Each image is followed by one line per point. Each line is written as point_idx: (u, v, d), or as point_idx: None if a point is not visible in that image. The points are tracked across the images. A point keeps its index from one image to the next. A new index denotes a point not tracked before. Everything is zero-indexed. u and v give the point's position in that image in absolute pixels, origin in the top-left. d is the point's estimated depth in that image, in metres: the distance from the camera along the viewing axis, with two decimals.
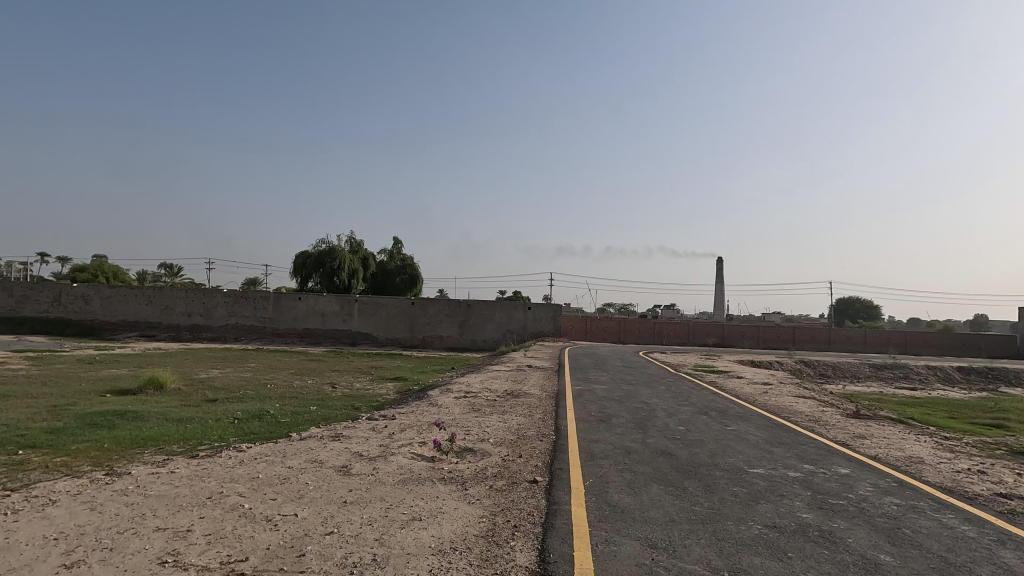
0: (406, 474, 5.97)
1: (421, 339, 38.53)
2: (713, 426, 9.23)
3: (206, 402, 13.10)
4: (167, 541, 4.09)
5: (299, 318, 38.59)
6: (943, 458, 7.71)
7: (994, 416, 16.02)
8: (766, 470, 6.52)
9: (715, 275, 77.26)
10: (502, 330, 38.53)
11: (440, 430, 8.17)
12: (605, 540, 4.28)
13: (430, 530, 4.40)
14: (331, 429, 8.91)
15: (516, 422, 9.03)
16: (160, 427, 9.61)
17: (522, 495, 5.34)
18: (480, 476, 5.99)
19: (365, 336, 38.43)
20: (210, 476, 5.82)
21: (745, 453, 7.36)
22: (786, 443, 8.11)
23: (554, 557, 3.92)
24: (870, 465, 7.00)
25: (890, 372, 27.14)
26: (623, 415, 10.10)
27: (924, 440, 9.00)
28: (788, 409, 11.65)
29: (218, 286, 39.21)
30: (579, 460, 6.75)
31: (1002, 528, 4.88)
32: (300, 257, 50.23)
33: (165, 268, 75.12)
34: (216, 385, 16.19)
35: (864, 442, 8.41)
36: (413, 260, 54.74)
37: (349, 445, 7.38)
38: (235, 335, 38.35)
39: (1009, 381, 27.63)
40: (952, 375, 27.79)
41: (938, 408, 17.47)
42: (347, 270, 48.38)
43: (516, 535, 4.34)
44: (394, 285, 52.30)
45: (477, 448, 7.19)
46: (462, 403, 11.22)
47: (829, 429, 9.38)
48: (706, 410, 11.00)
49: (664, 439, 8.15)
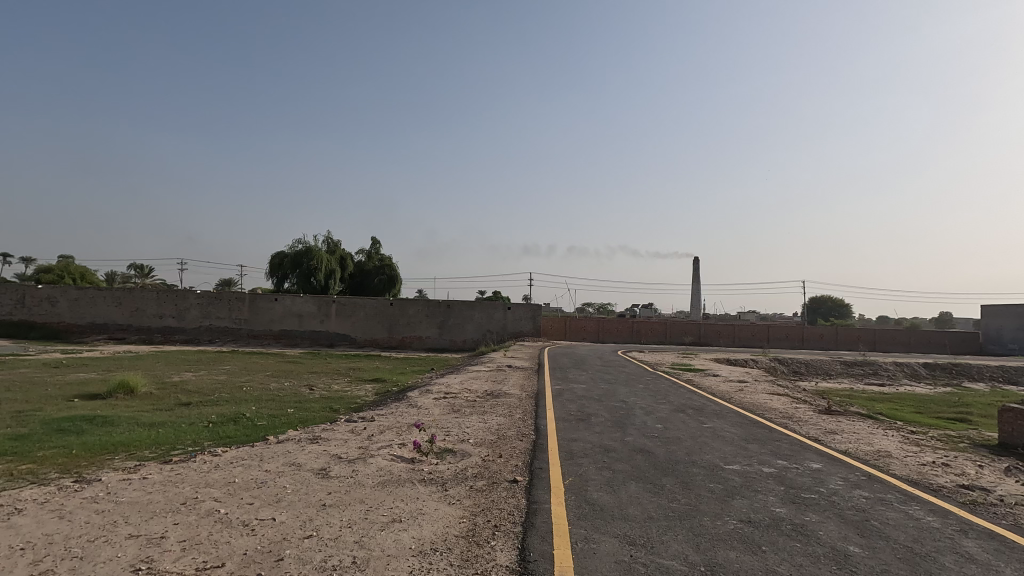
0: (386, 476, 5.95)
1: (400, 339, 38.28)
2: (689, 424, 9.37)
3: (179, 406, 12.83)
4: (140, 548, 4.02)
5: (275, 319, 37.97)
6: (909, 451, 7.98)
7: (957, 410, 16.67)
8: (741, 466, 6.65)
9: (691, 275, 78.47)
10: (481, 330, 38.48)
11: (420, 431, 8.16)
12: (585, 538, 4.32)
13: (411, 531, 4.40)
14: (308, 431, 8.85)
15: (496, 422, 9.08)
16: (131, 432, 9.37)
17: (502, 494, 5.37)
18: (461, 476, 6.00)
19: (342, 337, 38.04)
20: (184, 481, 5.70)
21: (721, 449, 7.51)
22: (760, 440, 8.28)
23: (534, 556, 3.96)
24: (841, 460, 7.20)
25: (860, 369, 27.93)
26: (601, 414, 10.18)
27: (892, 435, 9.29)
28: (764, 406, 11.88)
29: (191, 287, 38.36)
30: (559, 459, 6.78)
31: (965, 519, 5.06)
32: (277, 258, 49.49)
33: (136, 268, 73.31)
34: (189, 389, 15.85)
35: (835, 438, 8.66)
36: (392, 260, 54.24)
37: (327, 447, 7.33)
38: (208, 337, 37.59)
39: (972, 376, 28.70)
40: (918, 371, 28.69)
41: (905, 404, 18.06)
42: (325, 270, 47.82)
43: (496, 535, 4.36)
44: (373, 286, 51.85)
45: (457, 449, 7.20)
46: (442, 404, 11.22)
47: (802, 426, 9.61)
48: (684, 408, 11.16)
49: (642, 437, 8.25)
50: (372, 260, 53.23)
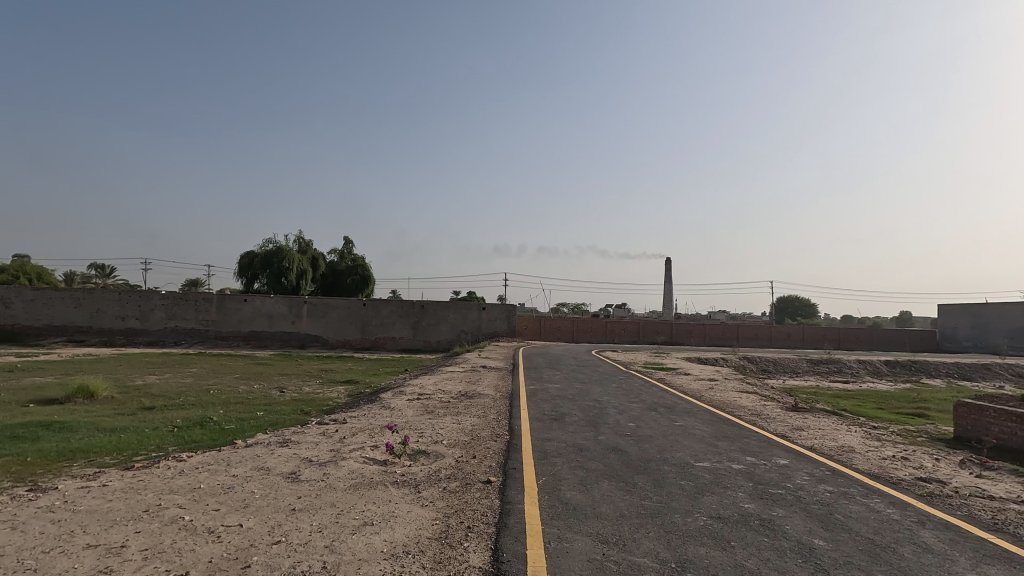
0: (358, 479, 5.87)
1: (373, 341, 37.83)
2: (661, 422, 9.49)
3: (143, 410, 12.42)
4: (100, 558, 3.87)
5: (244, 320, 37.10)
6: (871, 446, 8.24)
7: (916, 406, 17.27)
8: (711, 463, 6.77)
9: (664, 276, 79.75)
10: (455, 330, 38.30)
11: (393, 433, 8.06)
12: (557, 538, 4.33)
13: (383, 534, 4.35)
14: (278, 434, 8.67)
15: (470, 423, 9.08)
16: (90, 439, 9.02)
17: (476, 495, 5.36)
18: (434, 477, 5.96)
19: (314, 338, 37.43)
20: (146, 488, 5.52)
21: (692, 447, 7.63)
22: (729, 437, 8.43)
23: (507, 557, 3.95)
24: (807, 456, 7.38)
25: (825, 367, 28.78)
26: (575, 414, 10.23)
27: (855, 431, 9.57)
28: (732, 403, 12.14)
29: (155, 288, 37.20)
30: (533, 459, 6.78)
31: (922, 510, 5.25)
32: (246, 258, 48.44)
33: (96, 268, 70.79)
34: (153, 392, 15.34)
35: (802, 434, 8.88)
36: (365, 260, 53.61)
37: (297, 451, 7.17)
38: (174, 339, 36.55)
39: (930, 373, 29.85)
40: (880, 368, 29.71)
41: (868, 400, 18.64)
42: (296, 270, 47.02)
43: (469, 536, 4.34)
44: (345, 286, 51.15)
45: (430, 450, 7.14)
46: (416, 404, 11.11)
47: (770, 423, 9.83)
48: (655, 406, 11.30)
49: (615, 435, 8.32)
50: (345, 260, 52.45)
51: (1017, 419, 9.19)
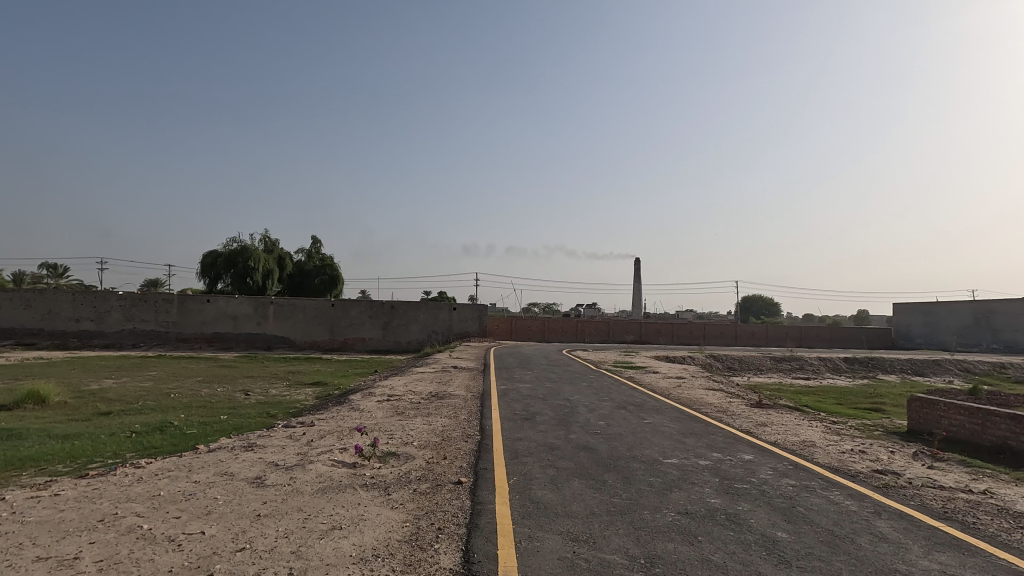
0: (326, 482, 5.76)
1: (342, 342, 37.24)
2: (630, 420, 9.61)
3: (99, 415, 11.94)
4: (50, 571, 3.70)
5: (207, 321, 36.03)
6: (831, 440, 8.53)
7: (872, 401, 17.95)
8: (679, 460, 6.88)
9: (633, 276, 80.85)
10: (426, 331, 38.02)
11: (362, 435, 7.95)
12: (528, 537, 4.33)
13: (351, 537, 4.29)
14: (243, 438, 8.46)
15: (441, 424, 9.02)
16: (40, 446, 8.62)
17: (446, 496, 5.33)
18: (404, 479, 5.91)
19: (281, 339, 36.62)
20: (102, 497, 5.30)
21: (660, 444, 7.76)
22: (696, 434, 8.60)
23: (477, 557, 3.94)
24: (770, 451, 7.58)
25: (788, 364, 29.63)
26: (546, 413, 10.28)
27: (816, 425, 9.90)
28: (700, 401, 12.39)
29: (111, 288, 35.81)
30: (503, 459, 6.79)
31: (878, 501, 5.46)
32: (209, 257, 47.07)
33: (48, 267, 67.79)
34: (109, 397, 14.76)
35: (766, 430, 9.13)
36: (333, 259, 52.69)
37: (263, 455, 7.00)
38: (132, 342, 35.25)
39: (885, 369, 31.06)
40: (839, 365, 30.76)
41: (828, 396, 19.30)
42: (262, 270, 45.93)
43: (440, 537, 4.31)
44: (313, 286, 50.19)
45: (401, 452, 7.08)
46: (385, 406, 10.98)
47: (736, 419, 10.07)
48: (625, 405, 11.45)
49: (586, 434, 8.40)
50: (312, 259, 51.41)
51: (965, 412, 9.65)
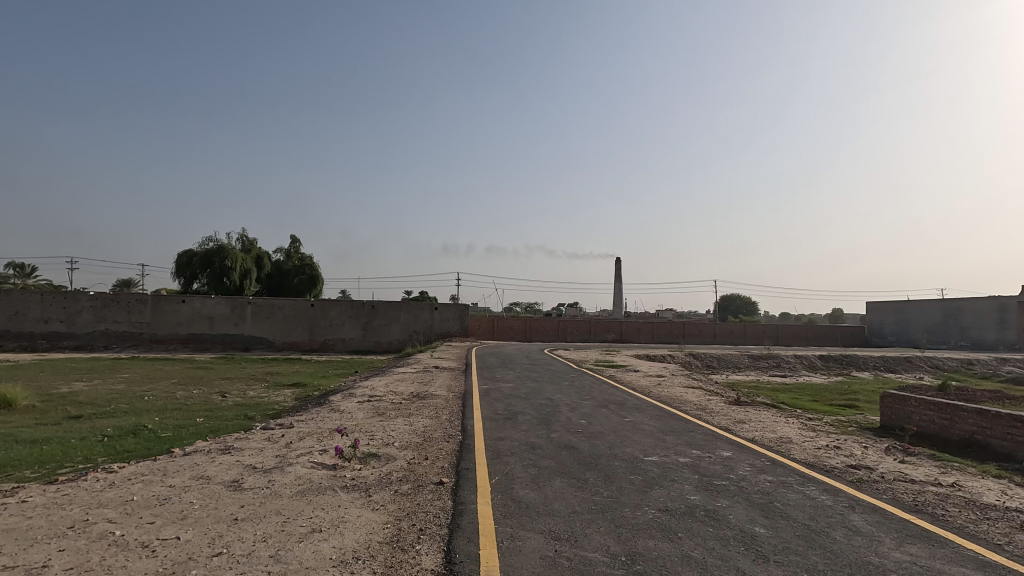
0: (306, 484, 5.68)
1: (322, 343, 36.81)
2: (611, 419, 9.67)
3: (69, 419, 11.62)
4: None
5: (182, 322, 35.29)
6: (807, 436, 8.71)
7: (846, 397, 18.36)
8: (660, 457, 6.95)
9: (614, 276, 81.45)
10: (407, 331, 37.78)
11: (342, 437, 7.87)
12: (511, 537, 4.33)
13: (332, 540, 4.24)
14: (220, 441, 8.31)
15: (423, 424, 8.96)
16: (7, 452, 8.35)
17: (428, 497, 5.30)
18: (385, 480, 5.86)
19: (259, 340, 36.05)
20: (72, 503, 5.15)
21: (641, 442, 7.83)
22: (676, 431, 8.70)
23: (459, 558, 3.93)
24: (748, 447, 7.71)
25: (765, 362, 30.15)
26: (528, 412, 10.30)
27: (792, 422, 10.09)
28: (679, 398, 12.54)
29: (82, 289, 34.85)
30: (485, 459, 6.78)
31: (853, 496, 5.58)
32: (184, 257, 46.12)
33: (15, 267, 65.81)
34: (80, 400, 14.36)
35: (744, 427, 9.27)
36: (313, 259, 52.04)
37: (240, 458, 6.87)
38: (104, 343, 34.36)
39: (859, 366, 31.78)
40: (814, 363, 31.39)
41: (804, 393, 19.69)
42: (239, 270, 45.15)
43: (421, 539, 4.29)
44: (292, 286, 49.50)
45: (382, 453, 7.02)
46: (366, 407, 10.88)
47: (715, 416, 10.21)
48: (606, 403, 11.53)
49: (567, 433, 8.44)
50: (291, 259, 50.72)
51: (935, 407, 9.92)
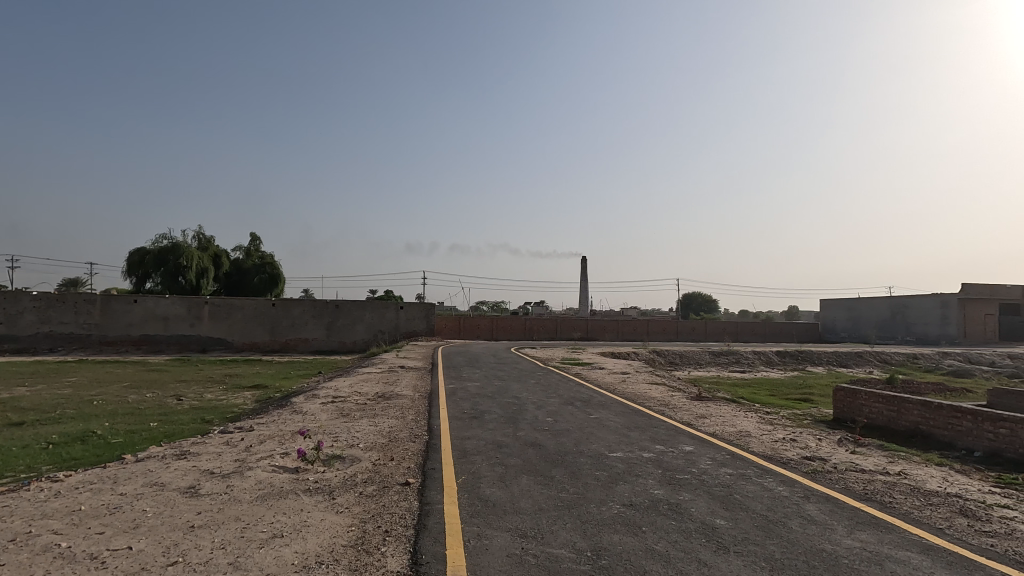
0: (267, 489, 5.54)
1: (284, 343, 35.91)
2: (577, 416, 9.77)
3: (10, 426, 11.00)
4: None
5: (134, 323, 33.87)
6: (765, 430, 8.99)
7: (801, 392, 19.06)
8: (624, 453, 7.07)
9: (580, 275, 82.20)
10: (372, 330, 37.22)
11: (305, 439, 7.71)
12: (477, 535, 4.33)
13: (294, 545, 4.14)
14: (175, 446, 8.02)
15: (388, 425, 8.86)
16: None
17: (393, 498, 5.23)
18: (350, 482, 5.76)
19: (217, 341, 34.92)
20: (13, 515, 4.88)
21: (607, 438, 7.94)
22: (640, 427, 8.86)
23: (426, 558, 3.90)
24: (709, 441, 7.91)
25: (725, 358, 31.01)
26: (494, 411, 10.31)
27: (751, 416, 10.41)
28: (643, 395, 12.78)
29: (24, 289, 33.04)
30: (452, 458, 6.75)
31: (807, 486, 5.79)
32: (137, 255, 44.27)
33: None
34: (21, 406, 13.61)
35: (705, 421, 9.52)
36: (273, 257, 50.68)
37: (197, 463, 6.64)
38: (49, 346, 32.68)
39: (813, 361, 33.02)
40: (771, 358, 32.45)
41: (762, 388, 20.33)
42: (196, 268, 43.60)
43: (387, 540, 4.24)
44: (251, 285, 48.10)
45: (346, 454, 6.90)
46: (330, 408, 10.69)
47: (677, 412, 10.46)
48: (573, 401, 11.65)
49: (533, 431, 8.48)
50: (251, 257, 49.20)
51: (883, 400, 10.39)
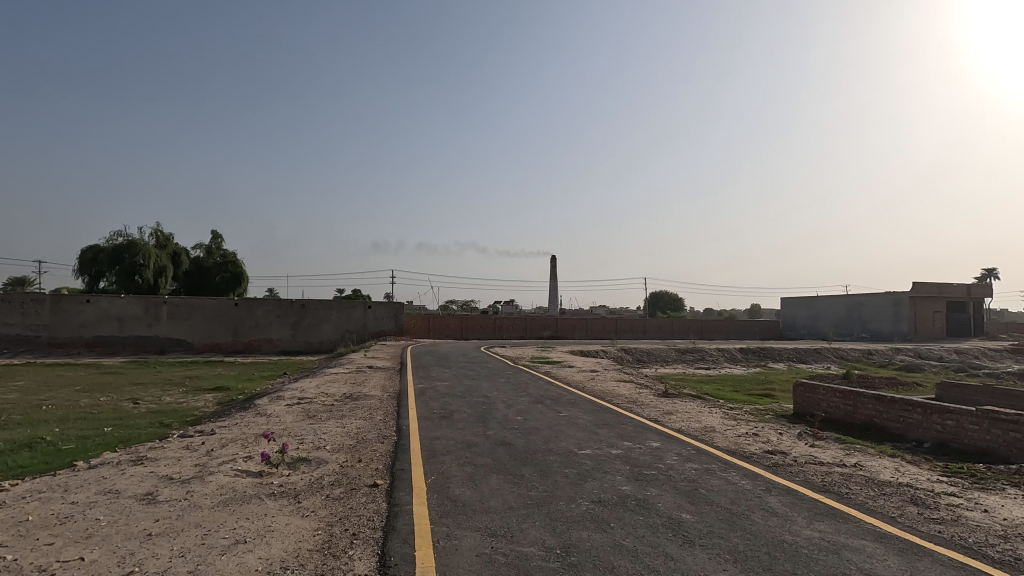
0: (228, 494, 5.38)
1: (247, 344, 34.97)
2: (546, 414, 9.82)
3: None
4: None
5: (87, 324, 32.47)
6: (729, 425, 9.21)
7: (763, 387, 19.62)
8: (593, 450, 7.13)
9: (549, 274, 82.62)
10: (339, 330, 36.58)
11: (269, 442, 7.52)
12: (446, 536, 4.30)
13: (258, 551, 4.04)
14: (131, 451, 7.72)
15: (356, 426, 8.72)
16: None
17: (361, 500, 5.16)
18: (316, 485, 5.65)
19: (176, 342, 33.77)
20: None
21: (576, 436, 8.00)
22: (609, 424, 8.95)
23: (394, 561, 3.85)
24: (675, 437, 8.06)
25: (691, 355, 31.68)
26: (464, 410, 10.27)
27: (715, 412, 10.66)
28: (612, 392, 12.93)
29: None
30: (421, 459, 6.69)
31: (769, 479, 5.96)
32: (89, 253, 42.44)
33: None
34: None
35: (672, 417, 9.69)
36: (236, 256, 49.29)
37: (155, 469, 6.41)
38: None
39: (775, 357, 34.04)
40: (735, 355, 33.31)
41: (726, 384, 20.84)
42: (153, 267, 42.06)
43: (354, 543, 4.17)
44: (213, 284, 46.67)
45: (312, 457, 6.76)
46: (296, 410, 10.45)
47: (645, 409, 10.62)
48: (542, 399, 11.71)
49: (503, 429, 8.48)
50: (212, 255, 47.71)
51: (840, 394, 10.77)
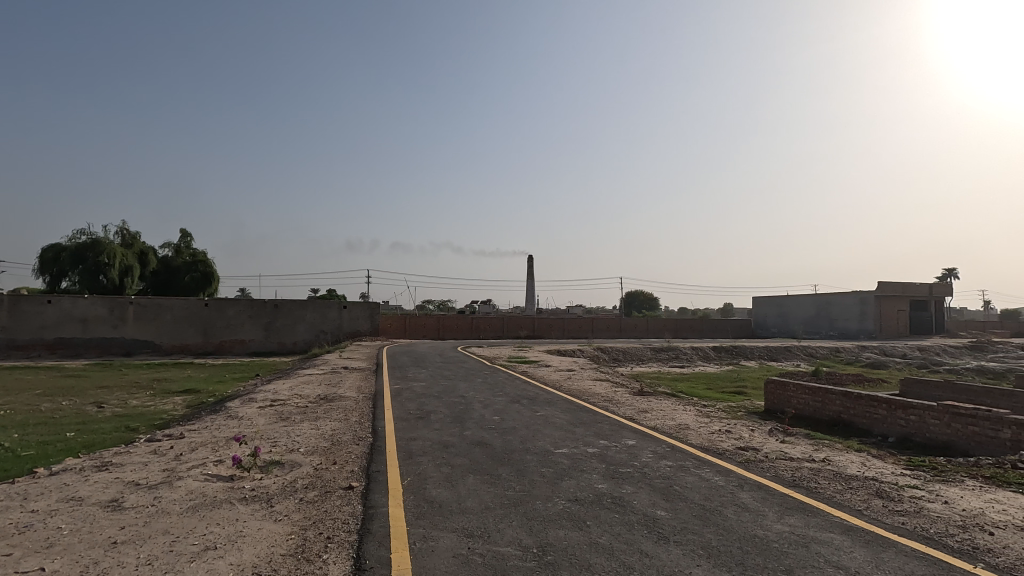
0: (198, 499, 5.25)
1: (217, 345, 34.18)
2: (523, 414, 9.83)
3: None
4: None
5: (48, 326, 31.31)
6: (703, 422, 9.35)
7: (736, 384, 20.00)
8: (569, 449, 7.17)
9: (526, 273, 82.78)
10: (314, 331, 36.03)
11: (241, 445, 7.36)
12: (422, 537, 4.27)
13: (228, 557, 3.95)
14: (95, 457, 7.47)
15: (331, 427, 8.60)
16: None
17: (335, 503, 5.09)
18: (289, 489, 5.55)
19: (143, 344, 32.82)
20: None
21: (552, 435, 8.04)
22: (585, 423, 9.01)
23: (369, 564, 3.81)
24: (650, 435, 8.16)
25: (666, 354, 32.11)
26: (440, 410, 10.22)
27: (689, 410, 10.81)
28: (588, 391, 13.02)
29: None
30: (397, 460, 6.62)
31: (741, 475, 6.07)
32: (51, 252, 40.94)
33: None
34: None
35: (647, 416, 9.80)
36: (206, 255, 48.12)
37: (120, 475, 6.21)
38: None
39: (747, 356, 34.73)
40: (708, 353, 33.86)
41: (700, 382, 21.19)
42: (119, 266, 40.79)
43: (329, 547, 4.12)
44: (182, 284, 45.48)
45: (285, 460, 6.63)
46: (269, 412, 10.26)
47: (620, 407, 10.72)
48: (519, 398, 11.73)
49: (480, 429, 8.45)
50: (181, 255, 46.50)
51: (809, 391, 11.04)
